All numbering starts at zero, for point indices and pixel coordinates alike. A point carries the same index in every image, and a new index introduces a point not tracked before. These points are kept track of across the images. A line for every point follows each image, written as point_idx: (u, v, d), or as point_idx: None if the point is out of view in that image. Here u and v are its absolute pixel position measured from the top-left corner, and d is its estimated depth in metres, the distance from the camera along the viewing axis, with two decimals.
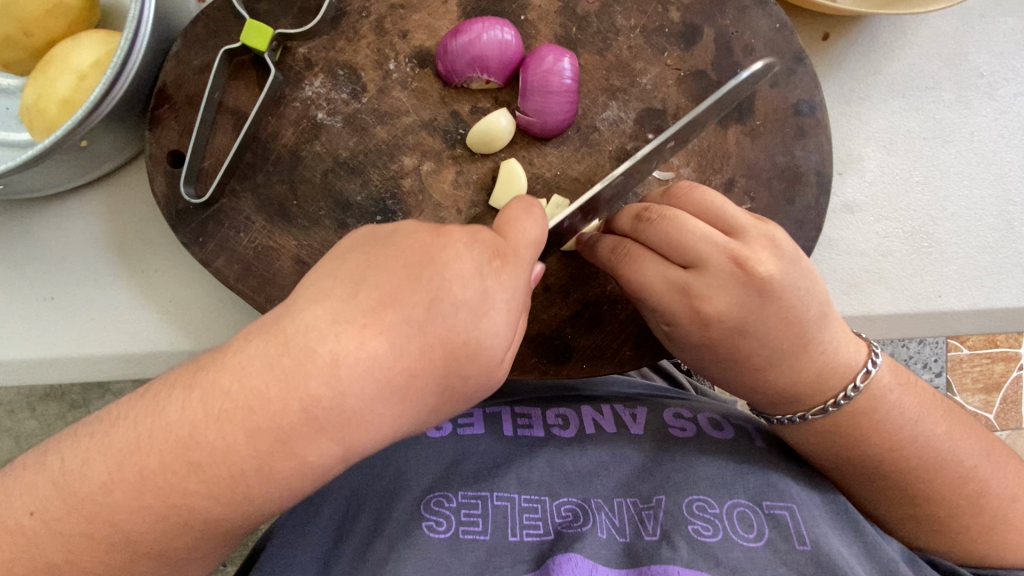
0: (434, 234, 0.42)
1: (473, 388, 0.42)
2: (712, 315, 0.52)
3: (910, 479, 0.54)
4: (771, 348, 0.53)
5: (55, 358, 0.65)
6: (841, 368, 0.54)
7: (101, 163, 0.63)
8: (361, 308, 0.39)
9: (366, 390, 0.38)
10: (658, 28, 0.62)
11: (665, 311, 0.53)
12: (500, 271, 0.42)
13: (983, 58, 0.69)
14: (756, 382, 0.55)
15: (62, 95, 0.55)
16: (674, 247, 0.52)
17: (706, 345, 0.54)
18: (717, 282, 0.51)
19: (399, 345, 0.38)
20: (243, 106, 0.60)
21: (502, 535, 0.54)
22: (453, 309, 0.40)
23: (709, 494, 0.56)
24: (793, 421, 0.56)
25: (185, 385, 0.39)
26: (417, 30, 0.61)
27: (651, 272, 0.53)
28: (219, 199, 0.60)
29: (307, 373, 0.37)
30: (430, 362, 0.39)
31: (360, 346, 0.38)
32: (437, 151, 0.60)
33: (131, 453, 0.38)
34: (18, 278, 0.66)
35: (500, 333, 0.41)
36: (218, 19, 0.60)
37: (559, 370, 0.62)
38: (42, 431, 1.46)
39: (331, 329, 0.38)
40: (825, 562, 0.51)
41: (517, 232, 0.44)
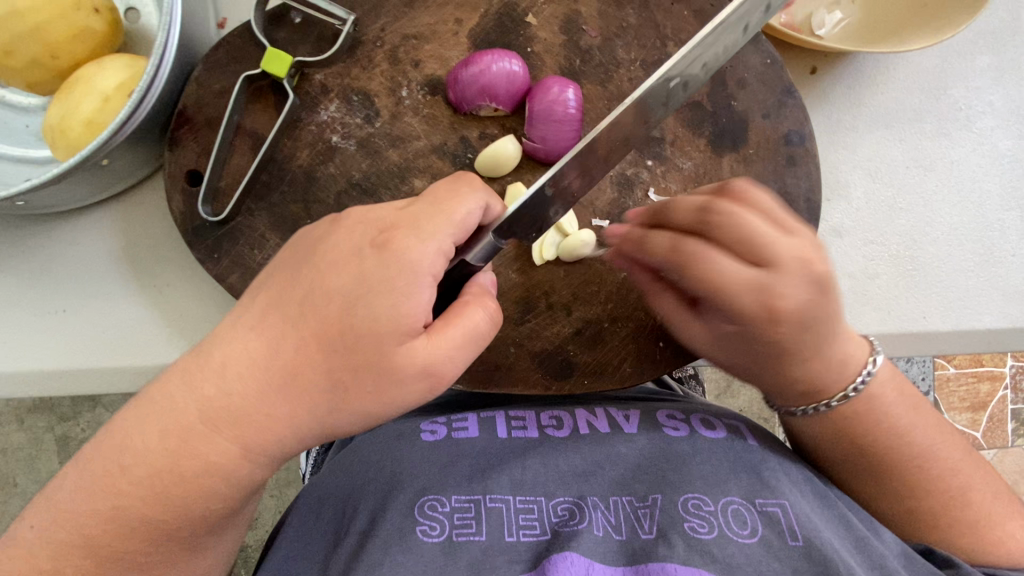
0: (331, 228, 0.48)
1: (366, 385, 0.44)
2: (779, 310, 0.52)
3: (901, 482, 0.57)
4: (819, 342, 0.55)
5: (64, 370, 0.66)
6: (855, 362, 0.57)
7: (117, 181, 0.64)
8: (253, 316, 0.45)
9: (245, 389, 0.43)
10: (657, 62, 0.65)
11: (735, 308, 0.53)
12: (386, 249, 0.45)
13: (961, 92, 0.73)
14: (784, 382, 0.57)
15: (86, 116, 0.58)
16: (744, 248, 0.53)
17: (763, 344, 0.55)
18: (792, 280, 0.52)
19: (275, 343, 0.44)
20: (261, 129, 0.63)
21: (498, 536, 0.57)
22: (327, 300, 0.45)
23: (704, 492, 0.58)
24: (810, 411, 0.58)
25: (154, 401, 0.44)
26: (429, 59, 0.64)
27: (725, 270, 0.53)
28: (235, 217, 0.62)
29: (204, 377, 0.44)
30: (311, 359, 0.44)
31: (244, 348, 0.44)
32: (446, 174, 0.63)
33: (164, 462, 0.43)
34: (31, 291, 0.67)
35: (384, 318, 0.44)
36: (238, 46, 0.63)
37: (561, 386, 0.64)
38: (30, 444, 1.54)
39: (229, 335, 0.45)
40: (817, 556, 0.54)
41: (434, 206, 0.48)
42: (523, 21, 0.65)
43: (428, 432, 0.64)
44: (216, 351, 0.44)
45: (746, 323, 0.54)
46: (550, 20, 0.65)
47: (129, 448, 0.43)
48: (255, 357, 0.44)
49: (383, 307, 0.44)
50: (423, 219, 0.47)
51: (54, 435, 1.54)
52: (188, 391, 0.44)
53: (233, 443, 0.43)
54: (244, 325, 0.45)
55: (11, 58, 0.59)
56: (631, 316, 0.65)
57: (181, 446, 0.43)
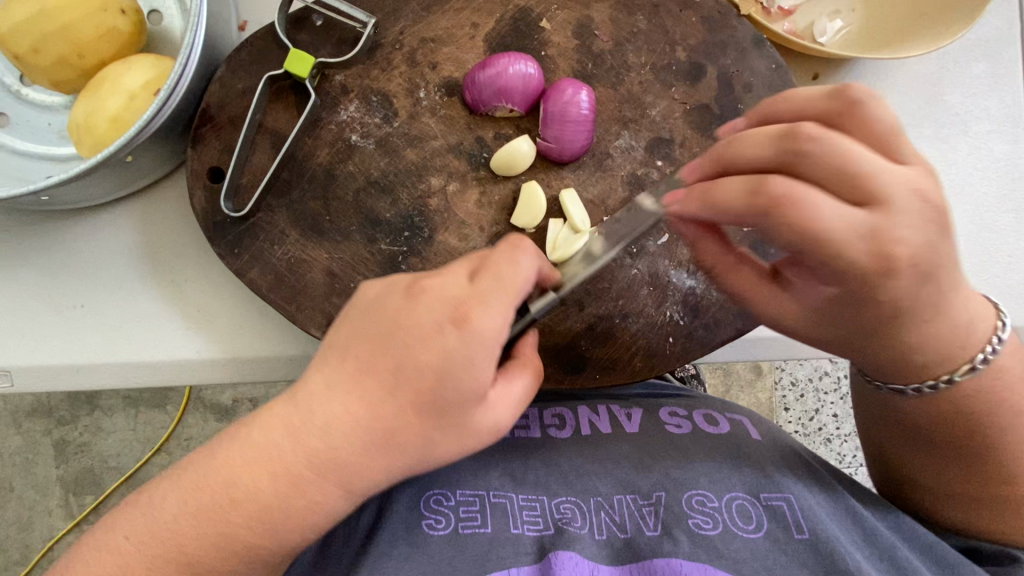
0: (407, 297, 0.47)
1: (455, 438, 0.47)
2: (895, 267, 0.43)
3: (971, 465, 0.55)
4: (943, 300, 0.47)
5: (83, 365, 0.67)
6: (982, 330, 0.50)
7: (139, 178, 0.66)
8: (346, 374, 0.46)
9: (348, 445, 0.45)
10: (666, 66, 0.68)
11: (846, 268, 0.44)
12: (464, 324, 0.45)
13: (957, 99, 0.76)
14: (906, 351, 0.50)
15: (112, 113, 0.59)
16: (843, 192, 0.43)
17: (865, 305, 0.47)
18: (908, 220, 0.43)
19: (373, 405, 0.45)
20: (282, 128, 0.64)
21: (503, 527, 0.58)
22: (418, 373, 0.45)
23: (708, 489, 0.60)
24: (923, 390, 0.52)
25: (252, 440, 0.46)
26: (446, 62, 0.66)
27: (830, 218, 0.43)
28: (255, 213, 0.63)
29: (304, 433, 0.45)
30: (407, 419, 0.46)
31: (344, 407, 0.45)
32: (462, 173, 0.65)
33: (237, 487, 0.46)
34: (50, 286, 0.68)
35: (467, 387, 0.45)
36: (261, 47, 0.64)
37: (573, 380, 0.65)
38: (27, 448, 1.54)
39: (327, 393, 0.46)
40: (824, 549, 0.55)
41: (508, 270, 0.47)
42: (537, 26, 0.67)
43: None
44: (312, 409, 0.46)
45: (848, 283, 0.46)
46: (563, 25, 0.67)
47: (216, 475, 0.46)
48: (351, 416, 0.45)
49: (467, 379, 0.45)
50: (494, 296, 0.46)
51: (51, 439, 1.54)
52: (287, 442, 0.46)
53: (333, 488, 0.46)
54: (338, 383, 0.46)
55: (39, 56, 0.60)
56: (640, 312, 0.66)
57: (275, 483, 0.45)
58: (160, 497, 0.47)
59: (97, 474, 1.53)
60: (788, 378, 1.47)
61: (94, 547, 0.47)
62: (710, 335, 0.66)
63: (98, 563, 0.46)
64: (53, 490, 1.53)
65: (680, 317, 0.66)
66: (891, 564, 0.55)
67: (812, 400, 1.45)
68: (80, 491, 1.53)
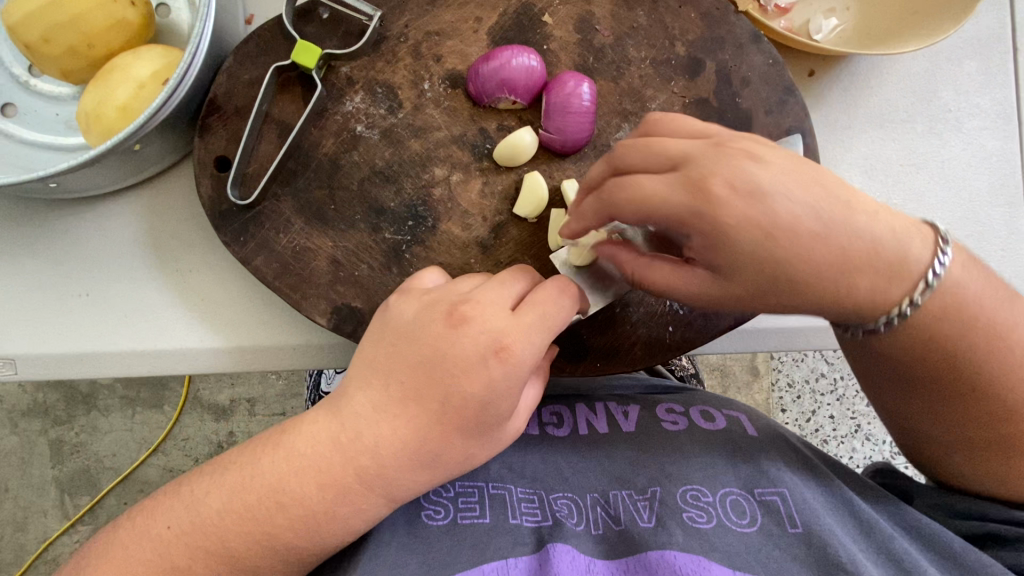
0: (451, 331, 0.53)
1: (488, 451, 0.56)
2: (719, 194, 0.48)
3: (991, 410, 0.53)
4: (822, 229, 0.48)
5: (88, 353, 0.68)
6: (910, 257, 0.50)
7: (147, 167, 0.67)
8: (392, 398, 0.53)
9: (395, 460, 0.53)
10: (665, 60, 0.69)
11: (683, 216, 0.49)
12: (505, 358, 0.52)
13: (950, 95, 0.78)
14: (823, 288, 0.50)
15: (121, 102, 0.60)
16: (649, 157, 0.51)
17: (736, 243, 0.48)
18: (712, 161, 0.49)
19: (419, 426, 0.53)
20: (288, 118, 0.65)
21: (502, 518, 0.59)
22: (463, 399, 0.52)
23: (702, 484, 0.61)
24: (892, 323, 0.51)
25: (302, 450, 0.54)
26: (450, 55, 0.67)
27: (645, 179, 0.49)
28: (261, 202, 0.64)
29: (353, 447, 0.53)
30: (448, 439, 0.53)
31: (390, 426, 0.53)
32: (466, 164, 0.66)
33: (284, 484, 0.53)
34: (56, 274, 0.68)
35: (505, 409, 0.53)
36: (269, 39, 0.65)
37: (574, 368, 0.66)
38: (22, 448, 1.53)
39: (374, 414, 0.53)
40: (816, 543, 0.56)
41: (547, 309, 0.54)
42: (539, 20, 0.68)
43: None
44: (356, 429, 0.53)
45: (700, 227, 0.49)
46: (565, 20, 0.69)
47: (268, 479, 0.53)
48: (396, 432, 0.53)
49: (505, 403, 0.53)
50: (532, 333, 0.53)
51: (47, 438, 1.53)
52: (338, 454, 0.53)
53: (377, 495, 0.53)
54: (381, 403, 0.53)
55: (49, 46, 0.61)
56: (640, 301, 0.67)
57: (325, 489, 0.52)
58: (197, 494, 0.54)
59: (93, 475, 1.53)
60: (784, 379, 1.48)
61: (146, 540, 0.53)
62: (709, 325, 0.67)
63: (144, 546, 0.53)
64: (48, 490, 1.53)
65: (680, 307, 0.67)
66: (887, 555, 0.55)
67: (809, 401, 1.46)
68: (75, 492, 1.52)
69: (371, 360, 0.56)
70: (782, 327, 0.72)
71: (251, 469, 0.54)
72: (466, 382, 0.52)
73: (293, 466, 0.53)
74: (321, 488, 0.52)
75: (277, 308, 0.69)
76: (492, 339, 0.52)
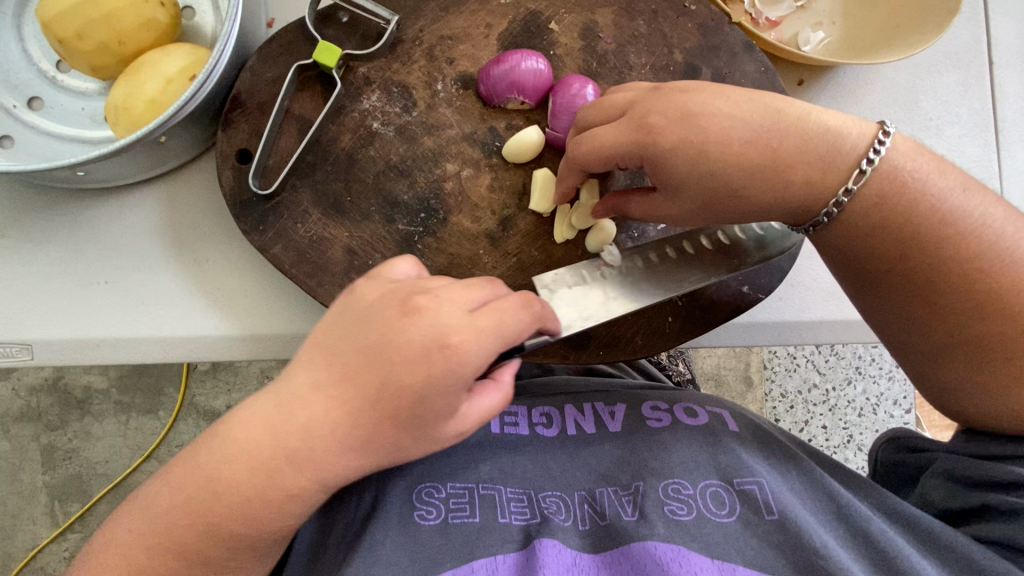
0: (398, 316, 0.48)
1: (427, 447, 0.50)
2: (658, 125, 0.58)
3: (954, 307, 0.58)
4: (751, 137, 0.58)
5: (106, 339, 0.69)
6: (838, 156, 0.58)
7: (169, 159, 0.69)
8: (330, 379, 0.48)
9: (327, 447, 0.48)
10: (665, 66, 0.73)
11: (635, 150, 0.60)
12: (449, 353, 0.46)
13: (930, 105, 0.82)
14: (774, 192, 0.58)
15: (150, 96, 0.63)
16: (602, 111, 0.62)
17: (679, 164, 0.58)
18: (650, 102, 0.60)
19: (352, 413, 0.48)
20: (308, 114, 0.69)
21: (491, 517, 0.60)
22: (398, 391, 0.47)
23: (683, 477, 0.62)
24: (832, 213, 0.59)
25: (236, 430, 0.49)
26: (462, 58, 0.71)
27: (598, 129, 0.61)
28: (281, 193, 0.67)
29: (282, 422, 0.48)
30: (382, 431, 0.48)
31: (324, 408, 0.48)
32: (476, 160, 0.69)
33: (220, 465, 0.49)
34: (77, 262, 0.71)
35: (441, 407, 0.47)
36: (291, 40, 0.70)
37: (578, 356, 0.69)
38: (14, 453, 1.52)
39: (310, 394, 0.49)
40: (792, 529, 0.58)
41: (498, 309, 0.48)
42: (546, 27, 0.73)
43: None
44: (287, 404, 0.48)
45: (651, 153, 0.59)
46: (570, 28, 0.73)
47: (206, 455, 0.49)
48: (327, 416, 0.48)
49: (442, 402, 0.47)
50: (483, 335, 0.47)
51: (39, 444, 1.52)
52: (269, 429, 0.48)
53: (298, 481, 0.48)
54: (319, 377, 0.49)
55: (81, 42, 0.64)
56: None
57: (254, 474, 0.48)
58: (155, 484, 0.52)
59: (85, 482, 1.52)
60: (777, 390, 1.51)
61: (116, 528, 0.51)
62: (706, 316, 0.70)
63: None
64: (38, 497, 1.51)
65: (678, 299, 0.70)
66: (867, 543, 0.57)
67: (802, 411, 1.49)
68: (66, 499, 1.51)
69: (316, 338, 0.51)
70: (775, 321, 0.75)
71: (192, 458, 0.50)
72: (406, 372, 0.47)
73: (228, 446, 0.49)
74: (251, 473, 0.48)
75: (287, 302, 0.71)
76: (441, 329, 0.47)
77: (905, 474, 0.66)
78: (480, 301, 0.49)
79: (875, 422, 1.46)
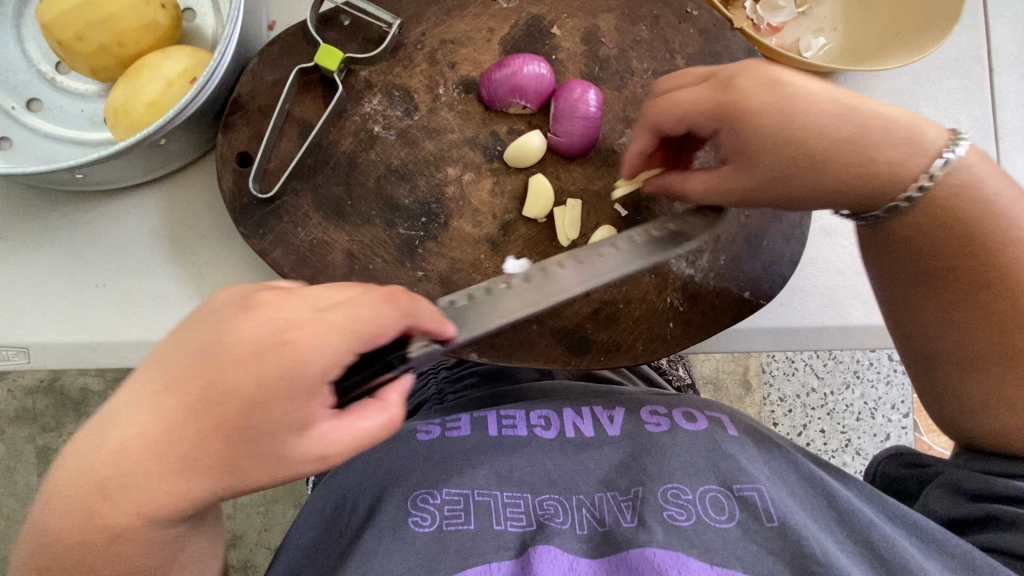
0: (239, 313, 0.44)
1: (270, 466, 0.43)
2: (747, 88, 0.57)
3: (1009, 315, 0.57)
4: (835, 114, 0.57)
5: (102, 343, 0.69)
6: (921, 147, 0.58)
7: (168, 162, 0.69)
8: (152, 389, 0.43)
9: (146, 468, 0.41)
10: (666, 72, 0.73)
11: (717, 108, 0.58)
12: (285, 350, 0.42)
13: (931, 112, 0.83)
14: (846, 174, 0.57)
15: (150, 98, 0.62)
16: (683, 79, 0.62)
17: (761, 128, 0.56)
18: (740, 67, 0.59)
19: (173, 426, 0.42)
20: (309, 118, 0.69)
21: (486, 525, 0.59)
22: (225, 397, 0.42)
23: (682, 482, 0.62)
24: (911, 199, 0.58)
25: (60, 459, 0.43)
26: (463, 62, 0.71)
27: (682, 91, 0.60)
28: (281, 196, 0.67)
29: (91, 452, 0.42)
30: (209, 445, 0.42)
31: (140, 423, 0.42)
32: (478, 164, 0.69)
33: (48, 498, 0.43)
34: (74, 265, 0.70)
35: (276, 417, 0.42)
36: (292, 43, 0.69)
37: (579, 361, 0.68)
38: (8, 455, 1.51)
39: (126, 409, 0.42)
40: (792, 536, 0.57)
41: (349, 303, 0.45)
42: (548, 32, 0.73)
43: (423, 432, 0.68)
44: (103, 430, 0.42)
45: (732, 115, 0.57)
46: (572, 32, 0.73)
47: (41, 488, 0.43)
48: (147, 439, 0.42)
49: (279, 411, 0.42)
50: (330, 331, 0.43)
51: (34, 446, 1.51)
52: (85, 460, 0.42)
53: (123, 515, 0.42)
54: (137, 397, 0.43)
55: (81, 43, 0.64)
56: (642, 298, 0.70)
57: (76, 505, 0.42)
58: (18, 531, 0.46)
59: None
60: (776, 394, 1.51)
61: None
62: (708, 322, 0.70)
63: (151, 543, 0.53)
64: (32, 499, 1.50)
65: (680, 304, 0.70)
66: (867, 547, 0.57)
67: (800, 415, 1.49)
68: None
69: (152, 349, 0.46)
70: (776, 328, 0.75)
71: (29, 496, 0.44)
72: (237, 372, 0.42)
73: (53, 475, 0.43)
74: (73, 503, 0.42)
75: None
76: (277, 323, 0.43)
77: (903, 488, 0.67)
78: (338, 300, 0.45)
79: (873, 427, 1.45)
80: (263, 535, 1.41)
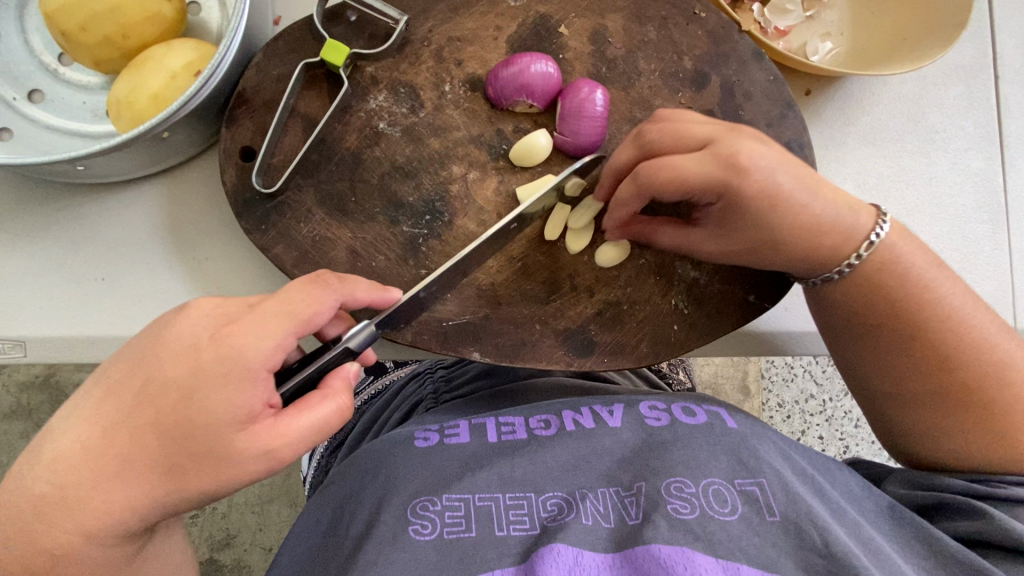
0: (176, 313, 0.50)
1: (213, 464, 0.47)
2: (750, 164, 0.59)
3: (951, 388, 0.61)
4: (800, 203, 0.60)
5: (97, 337, 0.68)
6: (861, 231, 0.63)
7: (170, 156, 0.68)
8: (92, 397, 0.48)
9: (85, 470, 0.46)
10: (674, 73, 0.73)
11: (714, 183, 0.59)
12: (223, 341, 0.48)
13: (937, 117, 0.82)
14: (812, 248, 0.62)
15: (154, 91, 0.62)
16: (678, 139, 0.61)
17: (754, 211, 0.60)
18: (727, 143, 0.60)
19: (110, 428, 0.47)
20: (314, 113, 0.68)
21: (488, 531, 0.59)
22: (163, 387, 0.47)
23: (685, 475, 0.61)
24: (844, 272, 0.63)
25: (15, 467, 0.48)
26: (470, 60, 0.70)
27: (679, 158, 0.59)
28: (284, 191, 0.66)
29: (35, 471, 0.46)
30: (146, 442, 0.47)
31: (81, 424, 0.47)
32: (483, 162, 0.69)
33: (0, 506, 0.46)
34: (73, 260, 0.69)
35: (220, 408, 0.47)
36: (298, 37, 0.69)
37: (583, 362, 0.67)
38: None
39: (68, 418, 0.48)
40: (794, 529, 0.57)
41: (282, 297, 0.50)
42: (556, 31, 0.72)
43: (421, 440, 0.67)
44: (47, 444, 0.47)
45: (727, 195, 0.59)
46: (579, 32, 0.73)
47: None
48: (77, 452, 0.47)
49: (219, 399, 0.47)
50: (267, 319, 0.49)
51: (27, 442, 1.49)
52: (27, 479, 0.46)
53: (68, 529, 0.46)
54: (77, 413, 0.48)
55: (86, 34, 0.63)
56: (647, 300, 0.69)
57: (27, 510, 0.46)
58: None
59: None
60: (774, 400, 1.51)
61: None
62: (712, 325, 0.69)
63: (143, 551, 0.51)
64: None
65: (684, 306, 0.70)
66: (863, 542, 0.56)
67: (799, 420, 1.48)
68: None
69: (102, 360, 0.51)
70: (780, 332, 0.74)
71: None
72: (172, 363, 0.48)
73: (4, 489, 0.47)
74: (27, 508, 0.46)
75: None
76: (215, 320, 0.49)
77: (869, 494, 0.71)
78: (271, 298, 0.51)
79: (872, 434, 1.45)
80: (257, 536, 1.39)
